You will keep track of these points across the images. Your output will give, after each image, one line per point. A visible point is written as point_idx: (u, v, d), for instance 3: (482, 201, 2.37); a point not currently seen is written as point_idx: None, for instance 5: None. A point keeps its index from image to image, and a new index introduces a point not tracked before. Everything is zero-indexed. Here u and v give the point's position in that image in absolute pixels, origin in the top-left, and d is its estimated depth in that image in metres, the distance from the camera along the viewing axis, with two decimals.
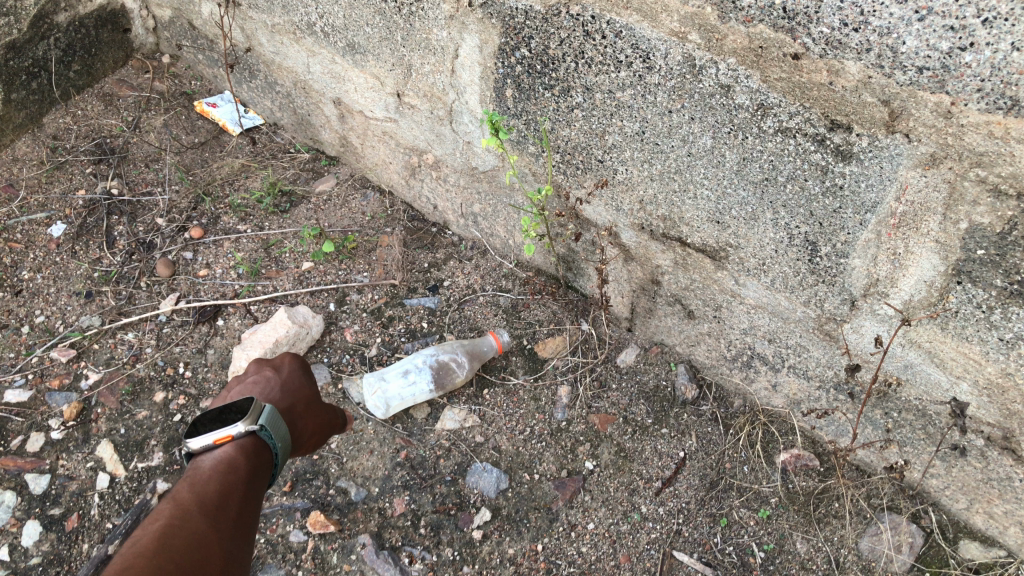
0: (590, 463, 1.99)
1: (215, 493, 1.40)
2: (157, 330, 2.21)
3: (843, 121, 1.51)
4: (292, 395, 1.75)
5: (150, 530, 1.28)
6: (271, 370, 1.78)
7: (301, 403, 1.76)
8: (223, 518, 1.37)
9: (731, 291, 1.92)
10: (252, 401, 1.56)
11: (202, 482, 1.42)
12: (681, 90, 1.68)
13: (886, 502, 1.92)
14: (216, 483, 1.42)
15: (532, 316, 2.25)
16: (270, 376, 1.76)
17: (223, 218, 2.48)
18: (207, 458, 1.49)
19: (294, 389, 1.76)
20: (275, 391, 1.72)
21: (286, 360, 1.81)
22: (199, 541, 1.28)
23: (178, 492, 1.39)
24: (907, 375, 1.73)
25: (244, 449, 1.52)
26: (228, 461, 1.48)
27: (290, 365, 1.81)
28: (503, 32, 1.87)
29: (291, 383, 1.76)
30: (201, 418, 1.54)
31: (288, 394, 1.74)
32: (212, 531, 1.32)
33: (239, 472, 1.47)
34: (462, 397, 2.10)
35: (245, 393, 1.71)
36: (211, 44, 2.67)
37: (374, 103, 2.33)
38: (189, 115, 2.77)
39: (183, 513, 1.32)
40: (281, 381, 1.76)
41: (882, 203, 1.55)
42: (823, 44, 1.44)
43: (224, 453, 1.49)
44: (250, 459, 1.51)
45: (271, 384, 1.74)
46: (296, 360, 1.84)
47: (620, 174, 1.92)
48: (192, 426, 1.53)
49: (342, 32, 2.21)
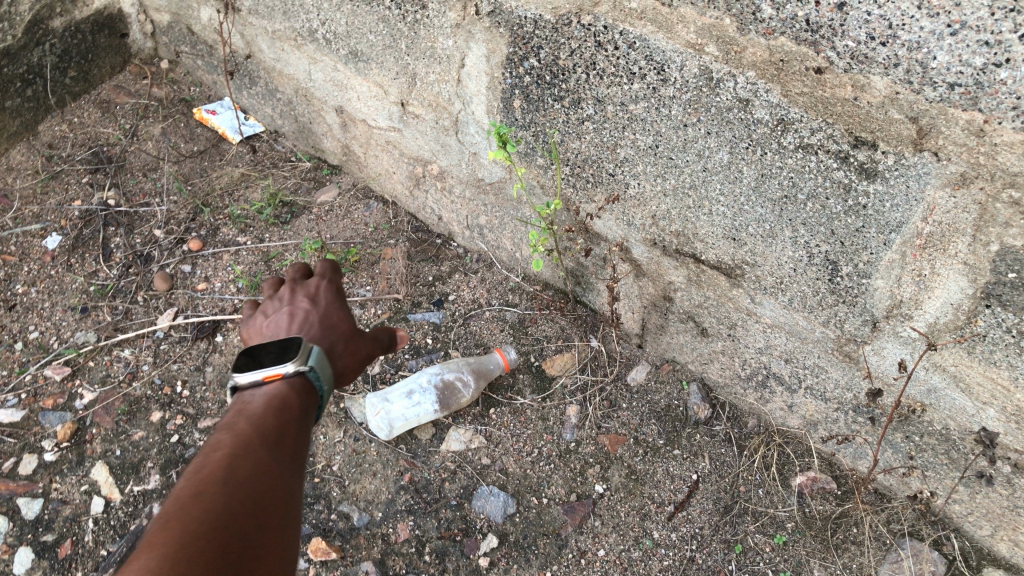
0: (600, 486, 1.93)
1: (274, 427, 1.29)
2: (154, 346, 2.15)
3: (867, 138, 1.44)
4: (333, 330, 1.58)
5: (213, 456, 1.18)
6: (307, 301, 1.60)
7: (342, 338, 1.60)
8: (285, 451, 1.26)
9: (747, 309, 1.85)
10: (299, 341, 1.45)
11: (258, 416, 1.31)
12: (697, 103, 1.61)
13: (907, 527, 1.85)
14: (272, 419, 1.32)
15: (540, 332, 2.18)
16: (308, 310, 1.58)
17: (223, 229, 2.42)
18: (257, 394, 1.38)
19: (334, 323, 1.59)
20: (314, 327, 1.55)
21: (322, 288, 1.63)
22: (266, 470, 1.18)
23: (234, 424, 1.29)
24: (931, 400, 1.67)
25: (295, 390, 1.41)
26: (280, 398, 1.37)
27: (326, 296, 1.63)
28: (511, 41, 1.81)
29: (332, 317, 1.60)
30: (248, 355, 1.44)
31: (329, 331, 1.58)
32: (276, 463, 1.22)
33: (291, 410, 1.37)
34: (467, 417, 2.04)
35: (280, 329, 1.55)
36: (211, 50, 2.61)
37: (377, 112, 2.27)
38: (187, 122, 2.71)
39: (246, 444, 1.22)
40: (321, 314, 1.58)
41: (908, 223, 1.49)
42: (849, 58, 1.38)
43: (273, 390, 1.39)
44: (300, 401, 1.41)
45: (308, 318, 1.57)
46: (331, 288, 1.66)
47: (632, 188, 1.85)
48: (239, 362, 1.43)
49: (345, 39, 2.14)
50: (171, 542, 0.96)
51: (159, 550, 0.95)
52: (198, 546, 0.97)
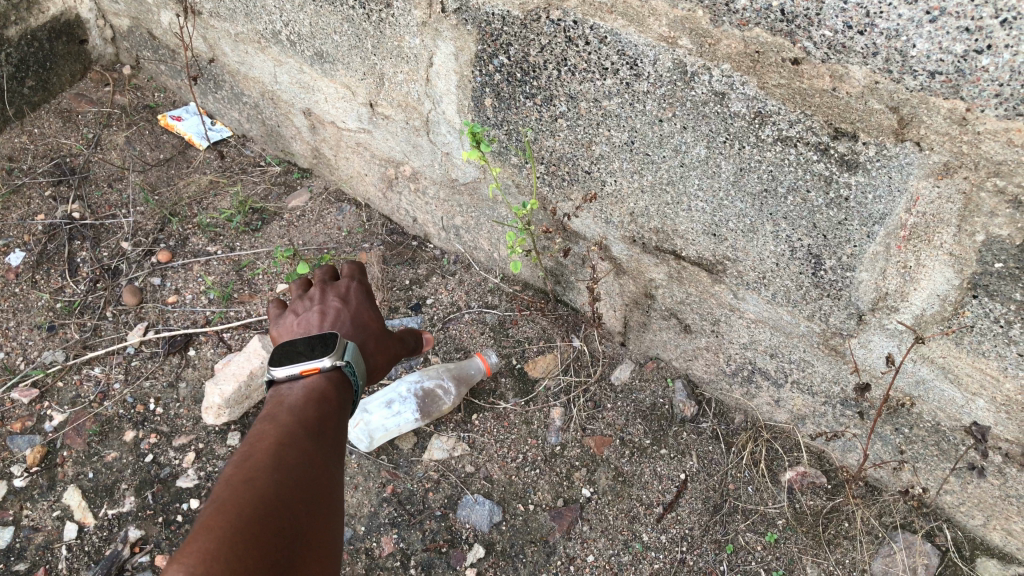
0: (587, 490, 1.89)
1: (315, 418, 1.27)
2: (125, 363, 2.09)
3: (848, 129, 1.41)
4: (363, 329, 1.54)
5: (259, 445, 1.18)
6: (337, 300, 1.55)
7: (372, 337, 1.55)
8: (328, 441, 1.26)
9: (730, 305, 1.82)
10: (336, 337, 1.42)
11: (300, 406, 1.29)
12: (672, 98, 1.57)
13: (899, 520, 1.82)
14: (314, 409, 1.29)
15: (521, 334, 2.14)
16: (339, 307, 1.53)
17: (192, 239, 2.36)
18: (294, 386, 1.35)
19: (365, 322, 1.55)
20: (347, 325, 1.51)
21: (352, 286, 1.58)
22: (309, 463, 1.18)
23: (277, 413, 1.27)
24: (919, 392, 1.64)
25: (333, 384, 1.37)
26: (319, 390, 1.34)
27: (357, 295, 1.58)
28: (479, 38, 1.75)
29: (363, 316, 1.55)
30: (282, 350, 1.40)
31: (360, 329, 1.53)
32: (320, 454, 1.21)
33: (330, 405, 1.33)
34: (450, 424, 2.00)
35: (311, 325, 1.49)
36: (173, 55, 2.54)
37: (346, 114, 2.20)
38: (152, 129, 2.64)
39: (291, 434, 1.21)
40: (352, 312, 1.54)
41: (891, 215, 1.45)
42: (826, 48, 1.34)
43: (311, 383, 1.35)
44: (339, 396, 1.37)
45: (341, 316, 1.51)
46: (361, 288, 1.61)
47: (609, 186, 1.81)
48: (273, 356, 1.39)
49: (309, 41, 2.08)
50: (220, 539, 0.97)
51: (209, 546, 0.96)
52: (245, 545, 0.98)
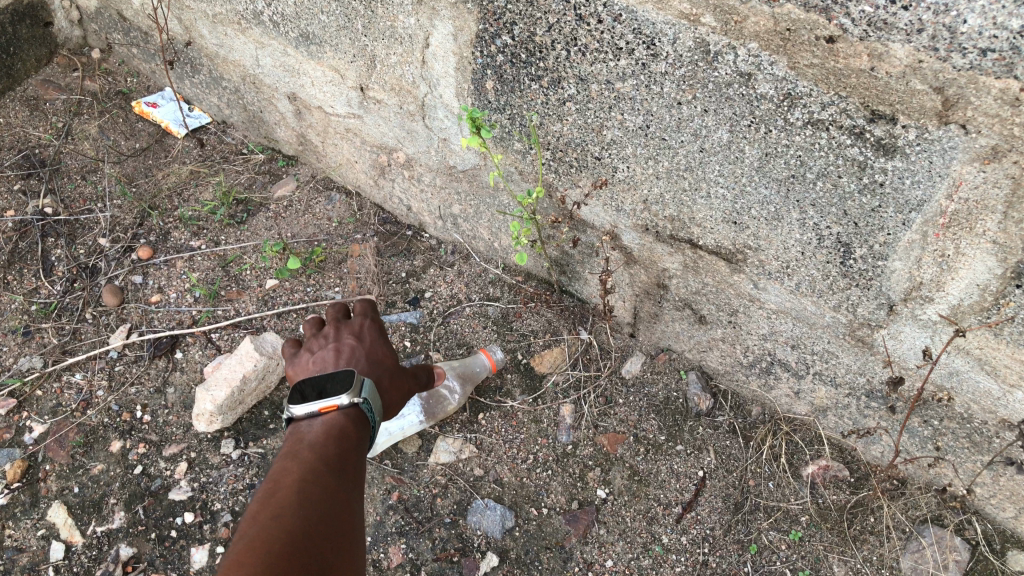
0: (602, 491, 1.81)
1: (336, 455, 1.20)
2: (108, 369, 1.97)
3: (885, 111, 1.31)
4: (380, 366, 1.43)
5: (281, 483, 1.12)
6: (352, 337, 1.44)
7: (387, 373, 1.45)
8: (349, 479, 1.19)
9: (749, 295, 1.73)
10: (353, 372, 1.33)
11: (319, 444, 1.22)
12: (692, 79, 1.47)
13: (927, 514, 1.75)
14: (333, 446, 1.22)
15: (525, 327, 2.04)
16: (354, 344, 1.42)
17: (174, 233, 2.23)
18: (313, 424, 1.27)
19: (381, 359, 1.44)
20: (363, 361, 1.40)
21: (366, 322, 1.47)
22: (333, 499, 1.12)
23: (296, 451, 1.21)
24: (952, 384, 1.57)
25: (353, 424, 1.28)
26: (338, 427, 1.26)
27: (372, 332, 1.47)
28: (480, 17, 1.64)
29: (378, 352, 1.44)
30: (299, 385, 1.32)
31: (377, 366, 1.42)
32: (343, 492, 1.15)
33: (351, 445, 1.25)
34: (455, 425, 1.90)
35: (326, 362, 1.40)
36: (146, 37, 2.39)
37: (334, 98, 2.08)
38: (126, 117, 2.49)
39: (314, 472, 1.14)
40: (367, 348, 1.43)
41: (931, 201, 1.37)
42: (865, 24, 1.24)
43: (330, 421, 1.27)
44: (358, 436, 1.28)
45: (356, 353, 1.40)
46: (376, 325, 1.50)
47: (621, 172, 1.71)
48: (291, 392, 1.31)
49: (294, 21, 1.95)
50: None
51: None
52: None
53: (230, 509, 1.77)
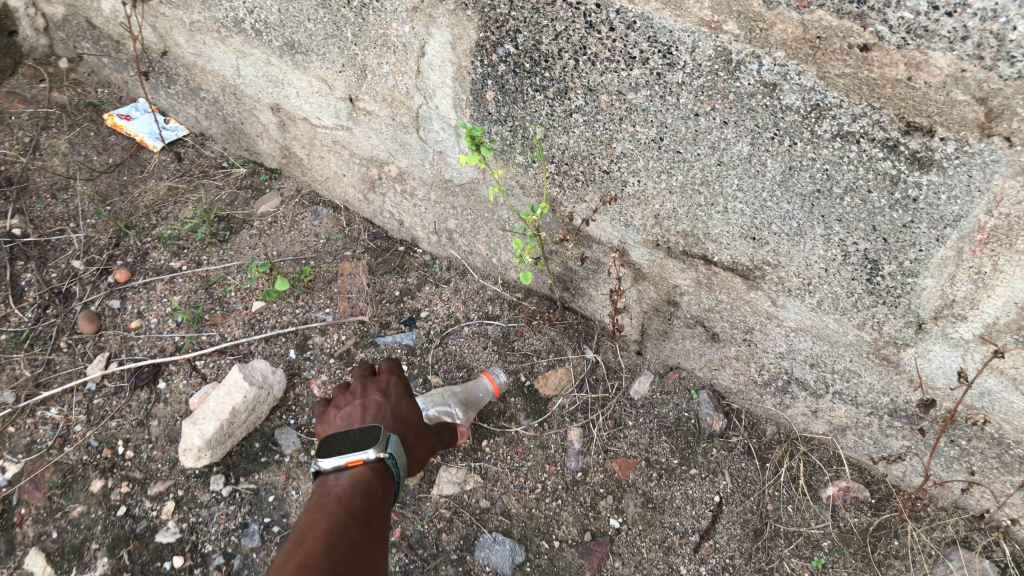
0: (615, 520, 1.72)
1: (360, 509, 1.27)
2: (87, 402, 1.86)
3: (922, 123, 1.24)
4: (403, 424, 1.53)
5: (310, 533, 1.18)
6: (378, 393, 1.57)
7: (409, 433, 1.53)
8: (372, 532, 1.26)
9: (766, 313, 1.66)
10: (379, 428, 1.41)
11: (345, 498, 1.29)
12: (712, 89, 1.38)
13: (953, 536, 1.68)
14: (358, 501, 1.29)
15: (527, 346, 1.95)
16: (380, 401, 1.54)
17: (153, 254, 2.12)
18: (339, 478, 1.35)
19: (404, 417, 1.54)
20: (387, 419, 1.50)
21: (391, 379, 1.62)
22: (357, 549, 1.18)
23: (323, 504, 1.28)
24: (983, 405, 1.49)
25: (378, 477, 1.36)
26: (364, 480, 1.34)
27: (397, 389, 1.60)
28: (481, 25, 1.55)
29: (402, 409, 1.55)
30: (328, 440, 1.40)
31: (399, 425, 1.51)
32: (367, 544, 1.21)
33: (375, 499, 1.32)
34: (458, 454, 1.81)
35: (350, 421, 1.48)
36: (117, 46, 2.26)
37: (321, 110, 1.97)
38: (97, 130, 2.37)
39: (340, 524, 1.21)
40: (392, 405, 1.55)
41: (968, 216, 1.29)
42: (904, 32, 1.16)
43: (356, 475, 1.35)
44: (383, 490, 1.35)
45: (381, 410, 1.52)
46: (401, 381, 1.65)
47: (630, 186, 1.62)
48: (320, 448, 1.39)
49: (278, 29, 1.84)
50: None
51: None
52: None
53: (222, 551, 1.66)
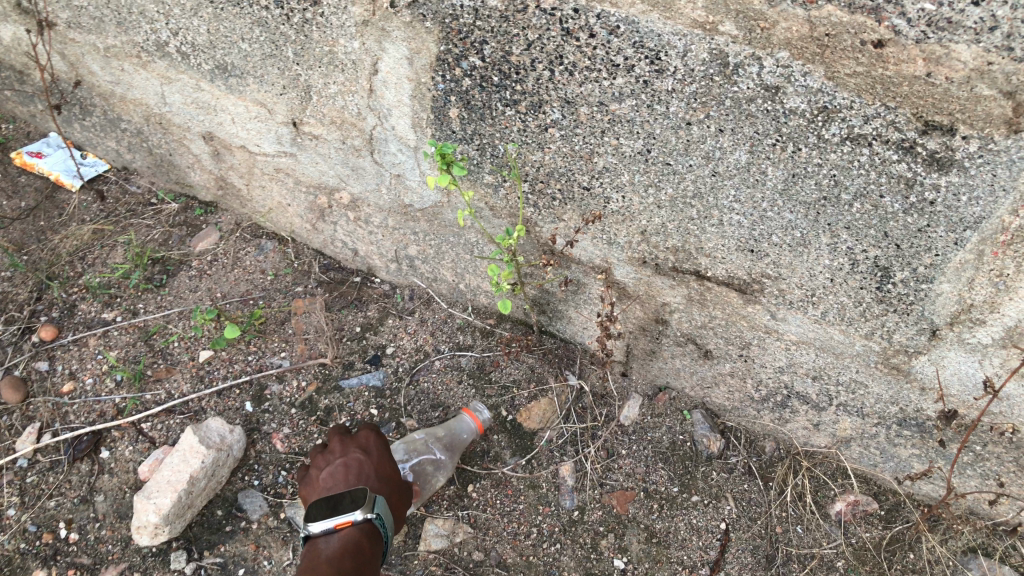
0: (619, 560, 1.61)
1: (353, 571, 1.13)
2: (19, 481, 1.66)
3: (942, 121, 1.14)
4: (390, 482, 1.36)
5: None
6: (359, 450, 1.40)
7: (396, 490, 1.38)
8: None
9: (765, 327, 1.55)
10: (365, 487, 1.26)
11: (336, 561, 1.15)
12: (706, 96, 1.27)
13: (970, 543, 1.61)
14: (350, 563, 1.15)
15: (506, 377, 1.81)
16: (362, 458, 1.38)
17: (81, 306, 1.92)
18: (328, 540, 1.21)
19: (391, 474, 1.37)
20: (372, 477, 1.34)
21: (372, 434, 1.44)
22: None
23: (313, 567, 1.14)
24: (1003, 410, 1.41)
25: (369, 540, 1.21)
26: (354, 541, 1.19)
27: (378, 443, 1.44)
28: (442, 37, 1.40)
29: (388, 465, 1.38)
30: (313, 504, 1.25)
31: (387, 483, 1.35)
32: None
33: (368, 561, 1.18)
34: (443, 503, 1.67)
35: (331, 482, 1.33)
36: (20, 77, 2.04)
37: (261, 136, 1.80)
38: (5, 170, 2.13)
39: None
40: (376, 461, 1.39)
41: (990, 217, 1.20)
42: (924, 25, 1.06)
43: (345, 537, 1.20)
44: (376, 553, 1.20)
45: (365, 469, 1.35)
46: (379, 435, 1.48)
47: (614, 203, 1.50)
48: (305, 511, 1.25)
49: (207, 51, 1.66)
50: None
51: None
52: None
53: None
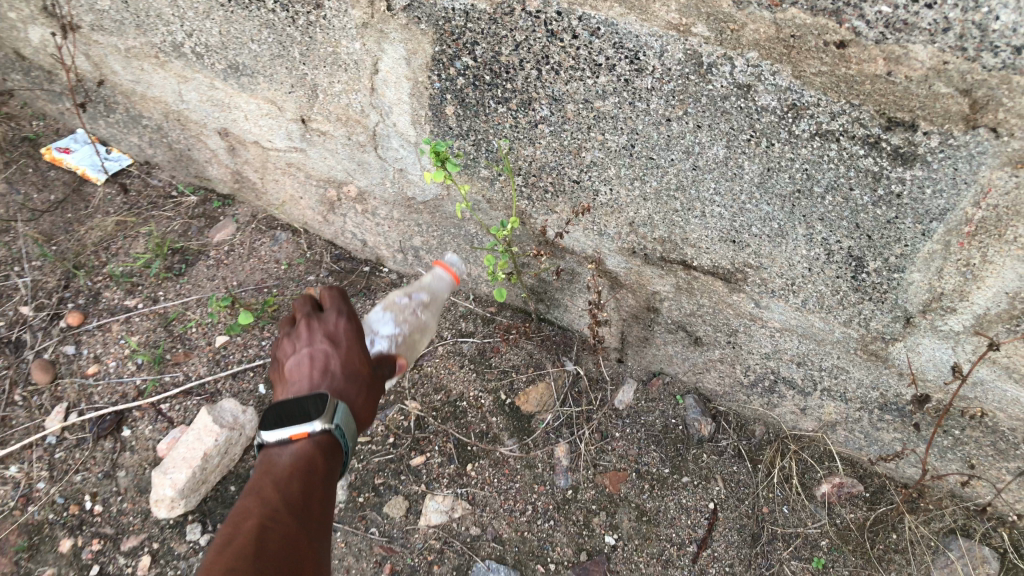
0: (610, 537, 1.68)
1: (301, 496, 1.03)
2: (48, 457, 1.77)
3: (904, 118, 1.19)
4: (356, 379, 1.25)
5: (239, 530, 0.95)
6: (327, 339, 1.27)
7: (364, 386, 1.27)
8: (314, 523, 1.02)
9: (750, 315, 1.61)
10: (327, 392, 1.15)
11: (285, 481, 1.04)
12: (683, 93, 1.33)
13: (952, 524, 1.66)
14: (299, 485, 1.05)
15: (506, 362, 1.90)
16: (329, 351, 1.25)
17: (106, 293, 2.02)
18: (283, 451, 1.10)
19: (359, 370, 1.26)
20: (337, 377, 1.23)
21: (342, 320, 1.30)
22: (295, 557, 0.95)
23: (259, 487, 1.04)
24: (976, 395, 1.46)
25: (324, 456, 1.11)
26: (309, 458, 1.09)
27: (350, 330, 1.30)
28: (436, 38, 1.47)
29: (356, 359, 1.26)
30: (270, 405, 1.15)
31: (353, 382, 1.24)
32: (306, 540, 0.98)
33: (320, 481, 1.08)
34: (443, 480, 1.75)
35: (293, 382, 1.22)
36: (49, 76, 2.15)
37: (272, 132, 1.89)
38: (36, 166, 2.25)
39: (274, 516, 0.98)
40: (345, 355, 1.26)
41: (954, 209, 1.25)
42: (882, 26, 1.11)
43: (301, 450, 1.10)
44: (329, 470, 1.11)
45: (330, 363, 1.23)
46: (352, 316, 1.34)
47: (602, 196, 1.57)
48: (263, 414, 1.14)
49: (220, 52, 1.75)
50: None
51: None
52: None
53: None
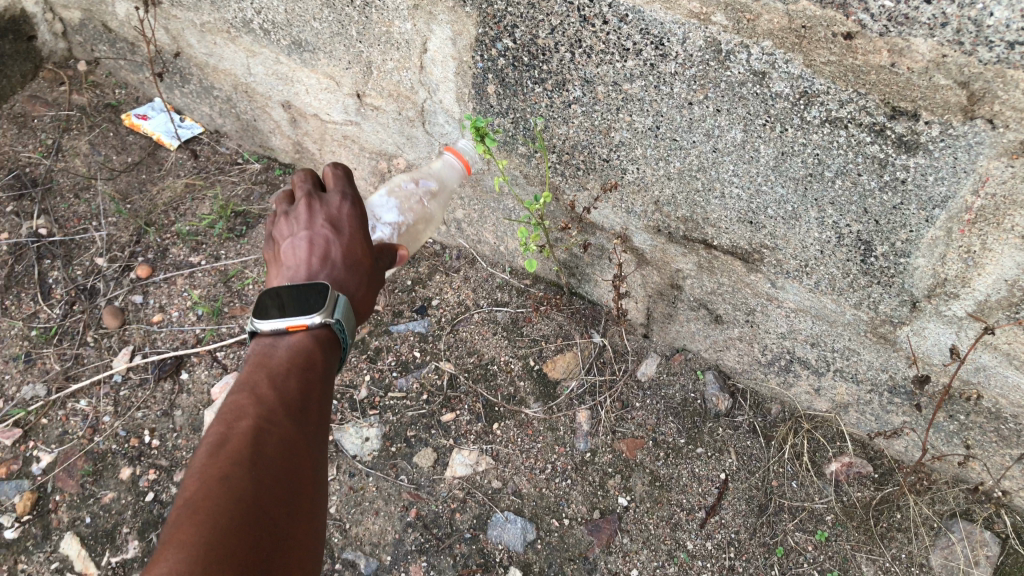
0: (623, 498, 1.78)
1: (297, 394, 1.17)
2: (114, 394, 1.94)
3: (907, 108, 1.26)
4: (354, 268, 1.39)
5: (237, 426, 1.08)
6: (328, 225, 1.38)
7: (361, 273, 1.40)
8: (308, 421, 1.16)
9: (767, 294, 1.69)
10: (327, 288, 1.27)
11: (282, 378, 1.18)
12: (704, 79, 1.42)
13: (955, 508, 1.72)
14: (296, 382, 1.18)
15: (536, 332, 2.02)
16: (329, 238, 1.37)
17: (172, 250, 2.19)
18: (279, 344, 1.24)
19: (358, 260, 1.39)
20: (337, 267, 1.36)
21: (344, 206, 1.41)
22: (291, 456, 1.09)
23: (255, 384, 1.16)
24: (979, 379, 1.52)
25: (321, 348, 1.26)
26: (305, 354, 1.23)
27: (350, 217, 1.42)
28: (480, 21, 1.59)
29: (356, 247, 1.39)
30: (271, 294, 1.28)
31: (352, 271, 1.39)
32: (299, 437, 1.12)
33: (315, 373, 1.23)
34: (470, 436, 1.87)
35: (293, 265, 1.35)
36: (132, 48, 2.32)
37: (330, 106, 2.03)
38: (116, 130, 2.44)
39: (271, 416, 1.11)
40: (345, 244, 1.38)
41: (955, 197, 1.31)
42: (885, 20, 1.19)
43: (298, 343, 1.24)
44: (324, 359, 1.26)
45: (331, 251, 1.36)
46: (353, 201, 1.44)
47: (630, 174, 1.67)
48: (264, 303, 1.27)
49: (286, 28, 1.89)
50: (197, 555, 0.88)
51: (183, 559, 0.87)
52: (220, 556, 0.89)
53: None
